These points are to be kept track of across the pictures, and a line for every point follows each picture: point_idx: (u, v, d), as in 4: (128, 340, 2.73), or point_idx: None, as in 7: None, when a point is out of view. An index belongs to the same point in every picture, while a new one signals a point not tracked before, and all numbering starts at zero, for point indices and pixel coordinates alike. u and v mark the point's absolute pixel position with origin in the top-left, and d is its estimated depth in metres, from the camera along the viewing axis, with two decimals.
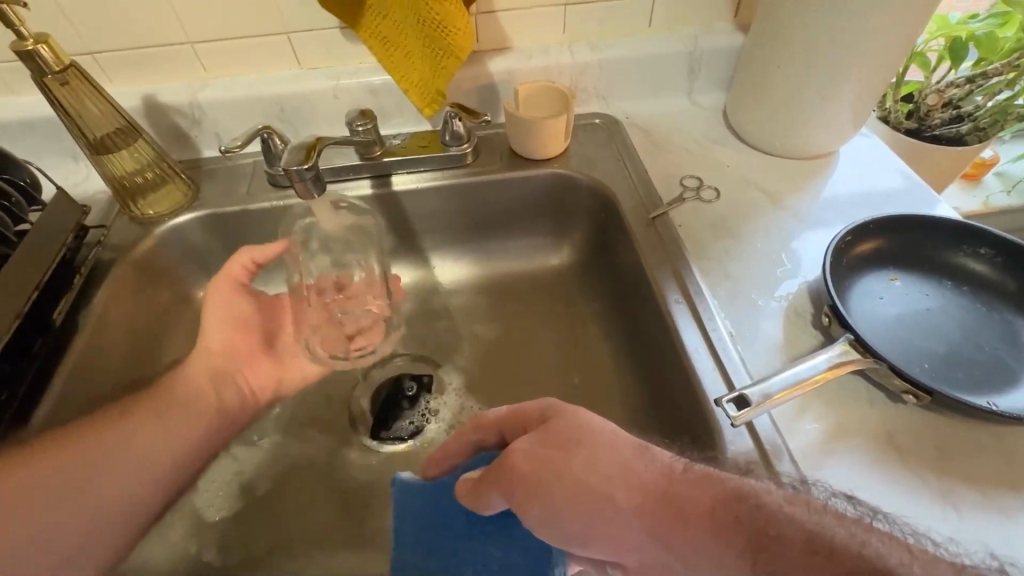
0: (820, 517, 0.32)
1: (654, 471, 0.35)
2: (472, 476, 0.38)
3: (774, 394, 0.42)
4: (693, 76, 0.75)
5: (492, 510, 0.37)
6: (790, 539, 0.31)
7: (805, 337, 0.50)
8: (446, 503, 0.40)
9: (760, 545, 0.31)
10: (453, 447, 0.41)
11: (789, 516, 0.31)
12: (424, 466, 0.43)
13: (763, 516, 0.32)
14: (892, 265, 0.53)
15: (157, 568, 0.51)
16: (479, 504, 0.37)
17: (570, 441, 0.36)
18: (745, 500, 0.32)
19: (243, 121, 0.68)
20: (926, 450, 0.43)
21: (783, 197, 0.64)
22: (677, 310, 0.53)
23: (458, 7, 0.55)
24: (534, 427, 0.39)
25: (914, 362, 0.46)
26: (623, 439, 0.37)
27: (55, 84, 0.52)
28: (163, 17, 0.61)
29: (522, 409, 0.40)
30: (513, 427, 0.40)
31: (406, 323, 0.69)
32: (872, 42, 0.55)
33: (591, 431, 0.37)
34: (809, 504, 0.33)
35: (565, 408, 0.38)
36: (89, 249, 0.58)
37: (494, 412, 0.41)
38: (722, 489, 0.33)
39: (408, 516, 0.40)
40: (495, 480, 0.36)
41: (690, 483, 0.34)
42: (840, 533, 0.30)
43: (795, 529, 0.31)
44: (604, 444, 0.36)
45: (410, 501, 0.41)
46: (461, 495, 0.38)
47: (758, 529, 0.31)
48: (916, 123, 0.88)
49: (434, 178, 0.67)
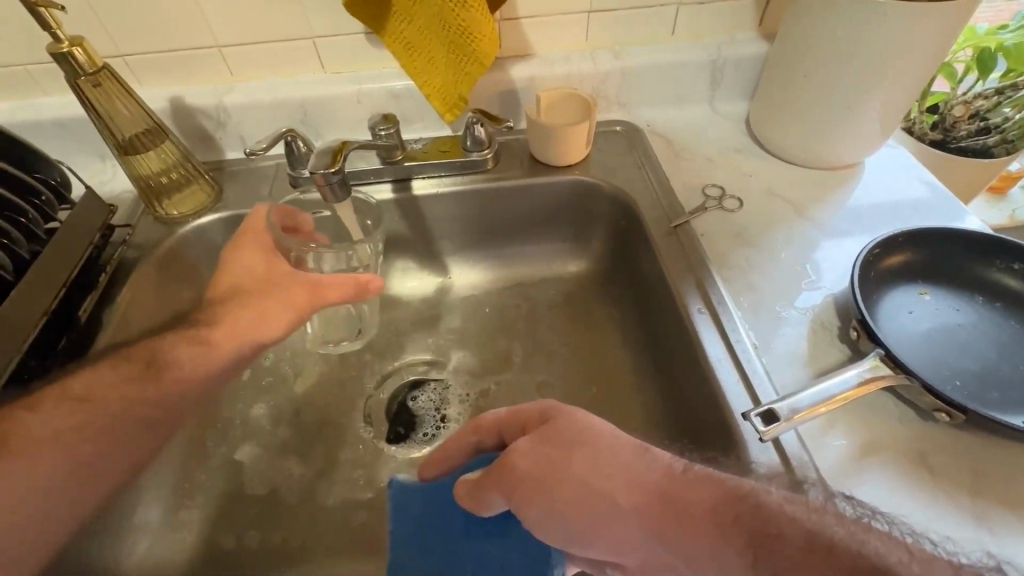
0: (820, 516, 0.32)
1: (655, 471, 0.35)
2: (471, 477, 0.36)
3: (801, 411, 0.41)
4: (715, 85, 0.74)
5: (491, 511, 0.35)
6: (789, 537, 0.31)
7: (832, 351, 0.49)
8: (445, 502, 0.39)
9: (759, 544, 0.31)
10: (452, 448, 0.40)
11: (788, 515, 0.32)
12: (421, 466, 0.41)
13: (762, 516, 0.32)
14: (921, 279, 0.52)
15: (174, 566, 0.52)
16: (479, 505, 0.35)
17: (571, 441, 0.36)
18: (745, 500, 0.33)
19: (267, 124, 0.69)
20: (959, 471, 0.41)
21: (807, 208, 0.63)
22: (700, 319, 0.52)
23: (484, 13, 0.55)
24: (533, 428, 0.38)
25: (946, 379, 0.45)
26: (625, 441, 0.36)
27: (88, 85, 0.53)
28: (192, 21, 0.62)
29: (520, 410, 0.39)
30: (511, 428, 0.39)
31: (424, 328, 0.69)
32: (902, 53, 0.54)
33: (590, 431, 0.36)
34: (810, 503, 0.33)
35: (565, 409, 0.38)
36: (114, 247, 0.59)
37: (493, 414, 0.40)
38: (722, 490, 0.33)
39: (405, 517, 0.38)
40: (495, 480, 0.34)
41: (691, 484, 0.34)
42: (840, 532, 0.31)
43: (796, 528, 0.31)
44: (605, 445, 0.35)
45: (409, 502, 0.39)
46: (459, 496, 0.36)
47: (757, 527, 0.31)
48: (941, 134, 0.87)
49: (454, 183, 0.67)
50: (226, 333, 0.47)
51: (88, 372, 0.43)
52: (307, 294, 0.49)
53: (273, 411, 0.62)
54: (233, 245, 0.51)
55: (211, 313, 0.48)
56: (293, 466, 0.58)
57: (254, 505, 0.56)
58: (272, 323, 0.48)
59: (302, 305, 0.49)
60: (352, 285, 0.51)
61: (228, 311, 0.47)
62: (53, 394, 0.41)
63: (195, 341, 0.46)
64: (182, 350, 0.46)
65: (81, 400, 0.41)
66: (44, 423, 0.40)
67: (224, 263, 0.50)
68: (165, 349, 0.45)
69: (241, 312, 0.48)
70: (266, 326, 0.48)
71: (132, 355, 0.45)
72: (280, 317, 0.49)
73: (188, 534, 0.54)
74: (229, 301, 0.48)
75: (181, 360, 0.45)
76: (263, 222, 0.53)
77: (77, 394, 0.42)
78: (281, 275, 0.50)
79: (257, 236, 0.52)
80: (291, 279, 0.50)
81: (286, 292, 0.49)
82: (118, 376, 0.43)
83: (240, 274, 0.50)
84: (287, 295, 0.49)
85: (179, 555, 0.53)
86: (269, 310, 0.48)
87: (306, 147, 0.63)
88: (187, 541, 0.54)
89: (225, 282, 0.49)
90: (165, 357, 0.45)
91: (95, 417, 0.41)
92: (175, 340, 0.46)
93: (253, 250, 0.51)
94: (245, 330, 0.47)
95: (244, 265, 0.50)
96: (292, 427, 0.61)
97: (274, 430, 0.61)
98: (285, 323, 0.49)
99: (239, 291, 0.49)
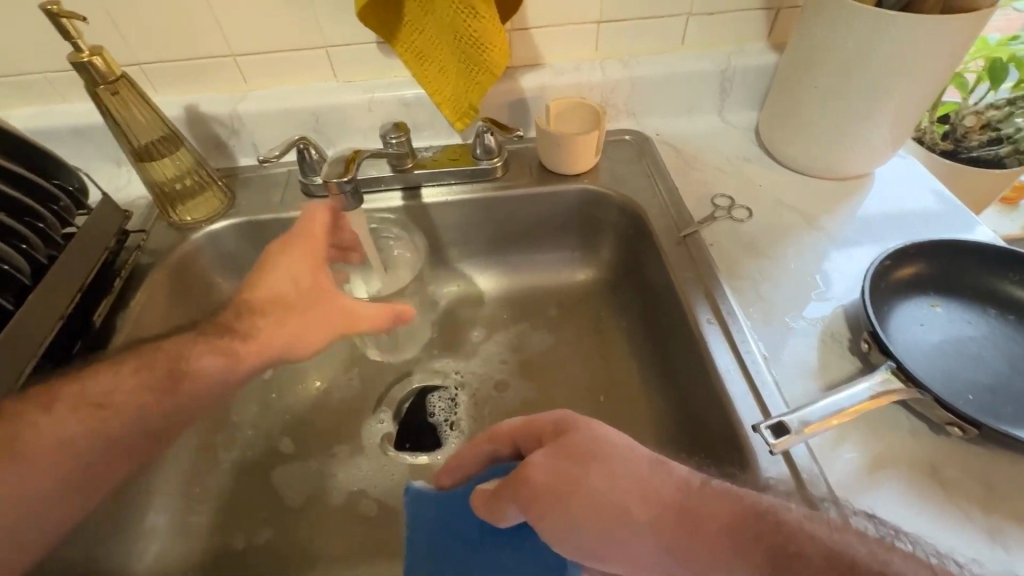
0: (842, 536, 0.32)
1: (671, 485, 0.34)
2: (488, 487, 0.37)
3: (813, 423, 0.41)
4: (724, 95, 0.74)
5: (507, 522, 0.36)
6: (810, 556, 0.31)
7: (842, 363, 0.49)
8: (459, 512, 0.40)
9: (781, 562, 0.30)
10: (467, 457, 0.41)
11: (808, 533, 0.32)
12: (437, 476, 0.42)
13: (783, 533, 0.31)
14: (933, 291, 0.52)
15: (184, 570, 0.52)
16: (496, 517, 0.36)
17: (588, 453, 0.35)
18: (764, 517, 0.32)
19: (279, 131, 0.70)
20: (973, 486, 0.41)
21: (817, 217, 0.63)
22: (710, 330, 0.52)
23: (496, 23, 0.55)
24: (549, 439, 0.37)
25: (959, 393, 0.45)
26: (640, 454, 0.36)
27: (106, 94, 0.54)
28: (208, 31, 0.63)
29: (537, 419, 0.39)
30: (526, 439, 0.39)
31: (432, 335, 0.70)
32: (913, 66, 0.54)
33: (606, 443, 0.36)
34: (829, 521, 0.33)
35: (579, 420, 0.37)
36: (129, 252, 0.60)
37: (508, 424, 0.40)
38: (742, 507, 0.33)
39: (421, 525, 0.41)
40: (512, 493, 0.35)
41: (708, 498, 0.33)
42: (861, 551, 0.31)
43: (815, 546, 0.31)
44: (620, 457, 0.35)
45: (424, 509, 0.41)
46: (476, 506, 0.37)
47: (777, 545, 0.31)
48: (952, 144, 0.86)
49: (463, 192, 0.67)
50: (254, 350, 0.46)
51: (112, 375, 0.44)
52: (344, 322, 0.49)
53: (285, 416, 0.63)
54: (280, 249, 0.48)
55: (243, 324, 0.47)
56: (302, 471, 0.59)
57: (263, 508, 0.56)
58: (307, 342, 0.47)
59: (338, 332, 0.48)
60: (390, 315, 0.49)
61: (263, 325, 0.47)
62: (71, 397, 0.42)
63: (219, 351, 0.46)
64: (208, 360, 0.46)
65: (98, 406, 0.43)
66: (57, 428, 0.41)
67: (270, 265, 0.47)
68: (190, 357, 0.46)
69: (275, 329, 0.47)
70: (299, 345, 0.47)
71: (159, 356, 0.45)
72: (317, 338, 0.48)
73: (199, 537, 0.54)
74: (267, 313, 0.47)
75: (204, 370, 0.46)
76: (319, 230, 0.49)
77: (96, 398, 0.43)
78: (325, 295, 0.49)
79: (308, 243, 0.49)
80: (334, 302, 0.49)
81: (326, 317, 0.48)
82: (139, 381, 0.44)
83: (284, 283, 0.47)
84: (328, 317, 0.48)
85: (190, 558, 0.53)
86: (305, 329, 0.47)
87: (318, 155, 0.64)
88: (198, 545, 0.54)
89: (264, 290, 0.47)
90: (189, 365, 0.46)
91: (106, 424, 0.43)
92: (203, 348, 0.46)
93: (302, 258, 0.48)
94: (280, 345, 0.47)
95: (287, 273, 0.47)
96: (302, 432, 0.62)
97: (283, 436, 0.61)
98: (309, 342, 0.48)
99: (281, 302, 0.47)
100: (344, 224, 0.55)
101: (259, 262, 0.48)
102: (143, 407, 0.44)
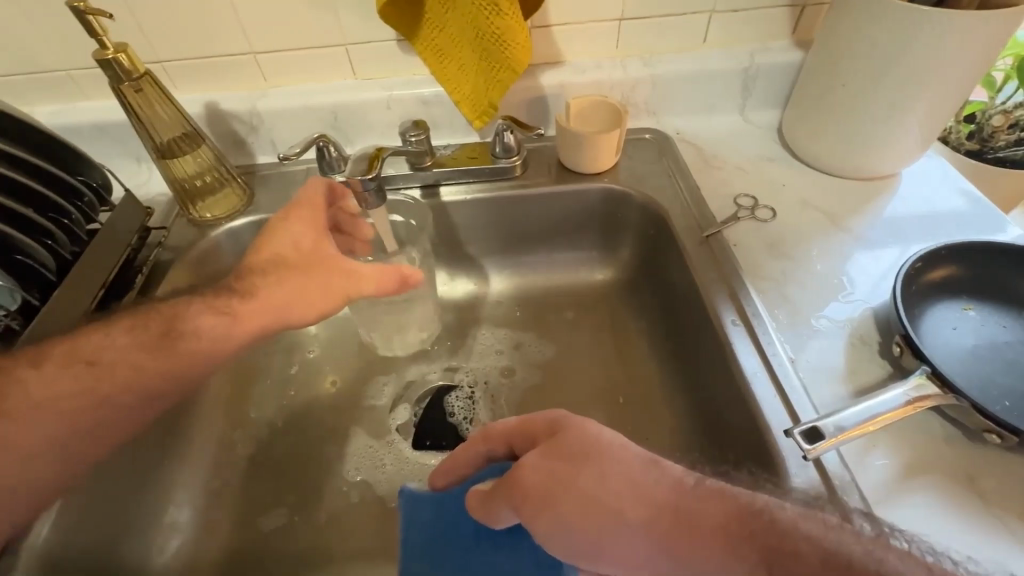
0: (838, 534, 0.31)
1: (663, 485, 0.33)
2: (483, 488, 0.36)
3: (847, 429, 0.40)
4: (746, 93, 0.73)
5: (503, 524, 0.36)
6: (806, 554, 0.29)
7: (872, 367, 0.48)
8: (456, 511, 0.40)
9: (774, 562, 0.29)
10: (462, 459, 0.39)
11: (804, 532, 0.30)
12: (431, 477, 0.41)
13: (776, 533, 0.30)
14: (966, 294, 0.50)
15: (205, 564, 0.52)
16: (490, 518, 0.35)
17: (578, 453, 0.34)
18: (759, 516, 0.31)
19: (299, 129, 0.70)
20: (1008, 495, 0.40)
21: (843, 219, 0.62)
22: (734, 332, 0.51)
23: (519, 20, 0.55)
24: (542, 441, 0.36)
25: (994, 400, 0.44)
26: (633, 454, 0.35)
27: (130, 90, 0.54)
28: (229, 28, 0.63)
29: (529, 421, 0.38)
30: (521, 440, 0.38)
31: (449, 334, 0.69)
32: (947, 64, 0.53)
33: (599, 443, 0.35)
34: (824, 520, 0.31)
35: (576, 419, 0.36)
36: (150, 249, 0.61)
37: (503, 424, 0.39)
38: (735, 506, 0.32)
39: (415, 528, 0.40)
40: (505, 493, 0.34)
41: (699, 498, 0.32)
42: (857, 552, 0.29)
43: (811, 545, 0.30)
44: (613, 457, 0.34)
45: (418, 511, 0.40)
46: (471, 507, 0.36)
47: (771, 546, 0.30)
48: (978, 144, 0.84)
49: (482, 190, 0.67)
50: (254, 308, 0.45)
51: (103, 334, 0.43)
52: (344, 283, 0.47)
53: (303, 413, 0.63)
54: (281, 215, 0.48)
55: (244, 283, 0.46)
56: (320, 469, 0.59)
57: (282, 505, 0.56)
58: (304, 305, 0.46)
59: (341, 294, 0.47)
60: (395, 277, 0.48)
61: (264, 283, 0.46)
62: (62, 353, 0.42)
63: (218, 311, 0.45)
64: (204, 319, 0.45)
65: (90, 362, 0.42)
66: (46, 381, 0.40)
67: (271, 231, 0.48)
68: (186, 317, 0.45)
69: (277, 286, 0.46)
70: (295, 309, 0.46)
71: (152, 317, 0.45)
72: (315, 304, 0.46)
73: (218, 533, 0.54)
74: (268, 272, 0.46)
75: (200, 329, 0.44)
76: (317, 198, 0.49)
77: (87, 355, 0.42)
78: (324, 257, 0.48)
79: (309, 210, 0.48)
80: (334, 263, 0.47)
81: (328, 278, 0.47)
82: (132, 340, 0.44)
83: (284, 244, 0.47)
84: (328, 278, 0.47)
85: (210, 552, 0.53)
86: (305, 292, 0.46)
87: (338, 153, 0.63)
88: (217, 540, 0.54)
89: (264, 252, 0.47)
90: (184, 325, 0.45)
91: (97, 380, 0.42)
92: (199, 308, 0.45)
93: (302, 223, 0.48)
94: (276, 307, 0.45)
95: (291, 237, 0.47)
96: (320, 430, 0.62)
97: (302, 433, 0.61)
98: (306, 309, 0.46)
99: (281, 262, 0.46)
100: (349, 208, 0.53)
101: (266, 229, 0.48)
102: (135, 366, 0.43)
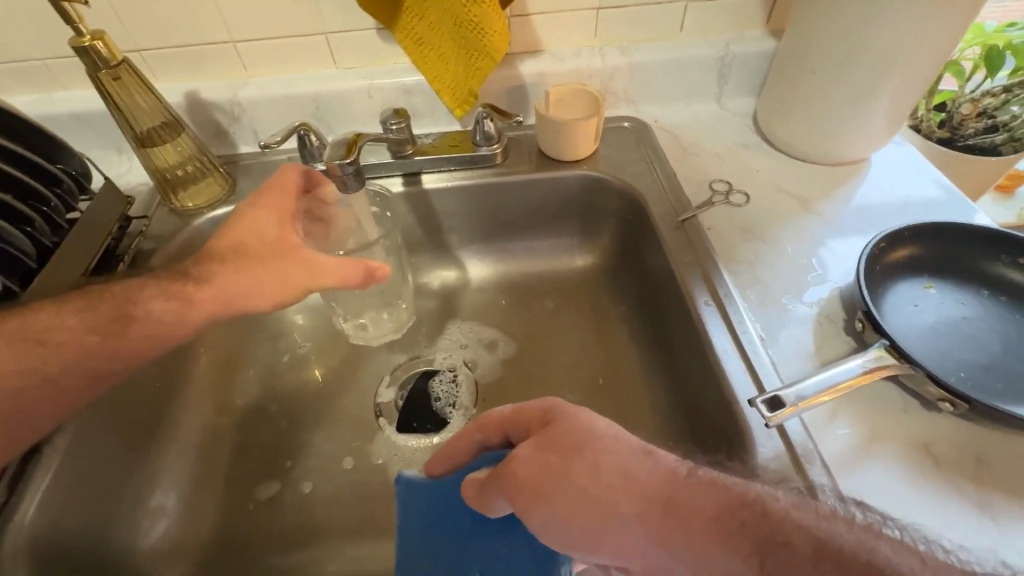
0: (830, 522, 0.31)
1: (657, 476, 0.34)
2: (478, 477, 0.37)
3: (807, 397, 0.42)
4: (723, 82, 0.75)
5: (496, 512, 0.36)
6: (798, 545, 0.30)
7: (837, 343, 0.50)
8: (449, 500, 0.41)
9: (767, 551, 0.30)
10: (459, 448, 0.40)
11: (796, 522, 0.31)
12: (427, 465, 0.42)
13: (770, 524, 0.30)
14: (927, 273, 0.52)
15: (193, 544, 0.53)
16: (483, 507, 0.36)
17: (572, 448, 0.35)
18: (751, 507, 0.31)
19: (280, 119, 0.70)
20: (963, 462, 0.42)
21: (815, 203, 0.64)
22: (707, 312, 0.53)
23: (496, 8, 0.55)
24: (536, 429, 0.37)
25: (951, 371, 0.46)
26: (626, 445, 0.35)
27: (108, 79, 0.54)
28: (207, 17, 0.63)
29: (523, 409, 0.39)
30: (516, 428, 0.38)
31: (433, 320, 0.70)
32: (911, 51, 0.55)
33: (594, 435, 0.35)
34: (818, 509, 0.32)
35: (567, 412, 0.37)
36: (132, 238, 0.61)
37: (498, 413, 0.40)
38: (726, 497, 0.32)
39: (412, 517, 0.41)
40: (496, 484, 0.35)
41: (694, 489, 0.33)
42: (850, 540, 0.30)
43: (803, 535, 0.30)
44: (605, 448, 0.35)
45: (415, 499, 0.41)
46: (466, 497, 0.37)
47: (765, 535, 0.30)
48: (948, 132, 0.87)
49: (463, 177, 0.68)
50: (209, 295, 0.45)
51: (53, 314, 0.43)
52: (307, 277, 0.47)
53: (288, 397, 0.64)
54: (251, 200, 0.48)
55: (201, 269, 0.46)
56: (305, 452, 0.60)
57: (268, 487, 0.57)
58: (262, 295, 0.46)
59: (301, 287, 0.47)
60: (360, 271, 0.48)
61: (221, 270, 0.45)
62: (10, 329, 0.41)
63: (172, 297, 0.45)
64: (159, 303, 0.45)
65: (37, 343, 0.42)
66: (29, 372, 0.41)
67: (241, 215, 0.47)
68: (139, 300, 0.45)
69: (235, 274, 0.45)
70: (255, 297, 0.46)
71: (106, 297, 0.45)
72: (274, 294, 0.46)
73: (204, 514, 0.55)
74: (225, 259, 0.46)
75: (152, 314, 0.45)
76: (292, 186, 0.49)
77: (37, 336, 0.42)
78: (289, 249, 0.47)
79: (279, 196, 0.48)
80: (298, 255, 0.47)
81: (287, 271, 0.46)
82: (83, 321, 0.44)
83: (248, 233, 0.46)
84: (290, 270, 0.46)
85: (197, 535, 0.54)
86: (265, 281, 0.46)
87: (319, 141, 0.63)
88: (203, 521, 0.55)
89: (228, 239, 0.46)
90: (136, 309, 0.45)
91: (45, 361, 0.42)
92: (153, 292, 0.45)
93: (269, 211, 0.47)
94: (233, 296, 0.45)
95: (257, 224, 0.47)
96: (304, 413, 0.63)
97: (285, 417, 0.62)
98: (263, 297, 0.46)
99: (242, 250, 0.46)
100: (324, 194, 0.53)
101: (236, 212, 0.48)
102: (79, 349, 0.43)
